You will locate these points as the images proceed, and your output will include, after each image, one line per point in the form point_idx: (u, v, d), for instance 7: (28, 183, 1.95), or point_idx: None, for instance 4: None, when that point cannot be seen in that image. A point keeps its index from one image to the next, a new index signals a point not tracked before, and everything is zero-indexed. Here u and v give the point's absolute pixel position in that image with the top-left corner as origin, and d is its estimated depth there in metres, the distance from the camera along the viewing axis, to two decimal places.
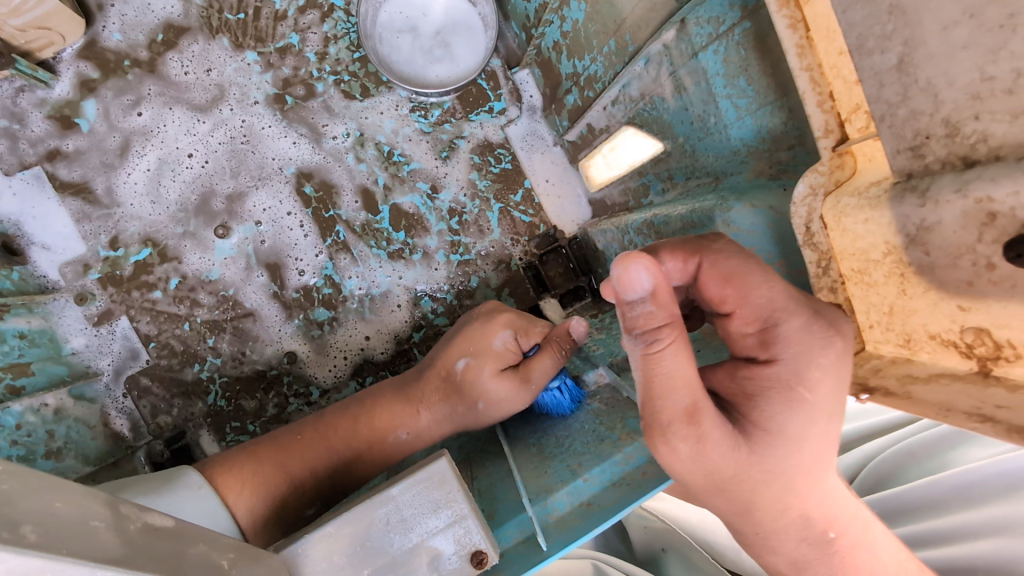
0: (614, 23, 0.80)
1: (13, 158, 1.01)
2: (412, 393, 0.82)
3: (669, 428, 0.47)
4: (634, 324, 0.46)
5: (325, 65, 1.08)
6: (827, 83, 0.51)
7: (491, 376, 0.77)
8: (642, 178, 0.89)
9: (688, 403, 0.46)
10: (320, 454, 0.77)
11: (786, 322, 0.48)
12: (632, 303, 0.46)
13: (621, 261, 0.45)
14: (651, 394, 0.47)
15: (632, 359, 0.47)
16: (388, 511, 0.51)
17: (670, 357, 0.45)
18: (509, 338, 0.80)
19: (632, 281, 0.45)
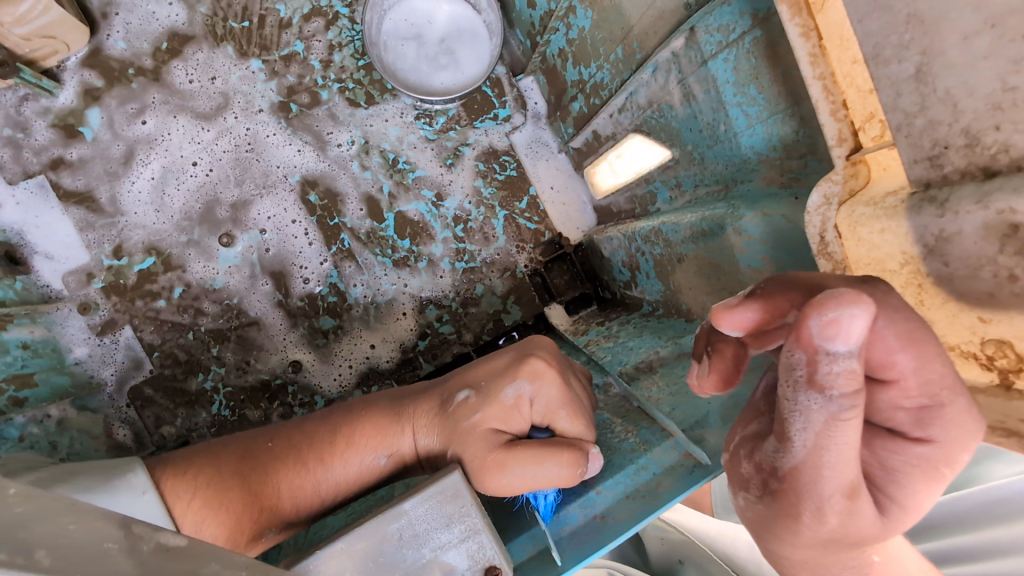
0: (621, 31, 0.80)
1: (17, 167, 1.01)
2: (404, 407, 0.67)
3: (825, 502, 0.41)
4: (826, 385, 0.37)
5: (329, 73, 1.08)
6: (840, 91, 0.51)
7: (484, 428, 0.60)
8: (649, 185, 0.89)
9: (853, 478, 0.40)
10: (284, 476, 0.64)
11: (953, 404, 0.38)
12: (833, 357, 0.36)
13: (847, 302, 0.35)
14: (810, 465, 0.40)
15: (799, 421, 0.39)
16: (400, 527, 0.51)
17: (848, 429, 0.38)
18: (526, 394, 0.61)
19: (846, 332, 0.35)
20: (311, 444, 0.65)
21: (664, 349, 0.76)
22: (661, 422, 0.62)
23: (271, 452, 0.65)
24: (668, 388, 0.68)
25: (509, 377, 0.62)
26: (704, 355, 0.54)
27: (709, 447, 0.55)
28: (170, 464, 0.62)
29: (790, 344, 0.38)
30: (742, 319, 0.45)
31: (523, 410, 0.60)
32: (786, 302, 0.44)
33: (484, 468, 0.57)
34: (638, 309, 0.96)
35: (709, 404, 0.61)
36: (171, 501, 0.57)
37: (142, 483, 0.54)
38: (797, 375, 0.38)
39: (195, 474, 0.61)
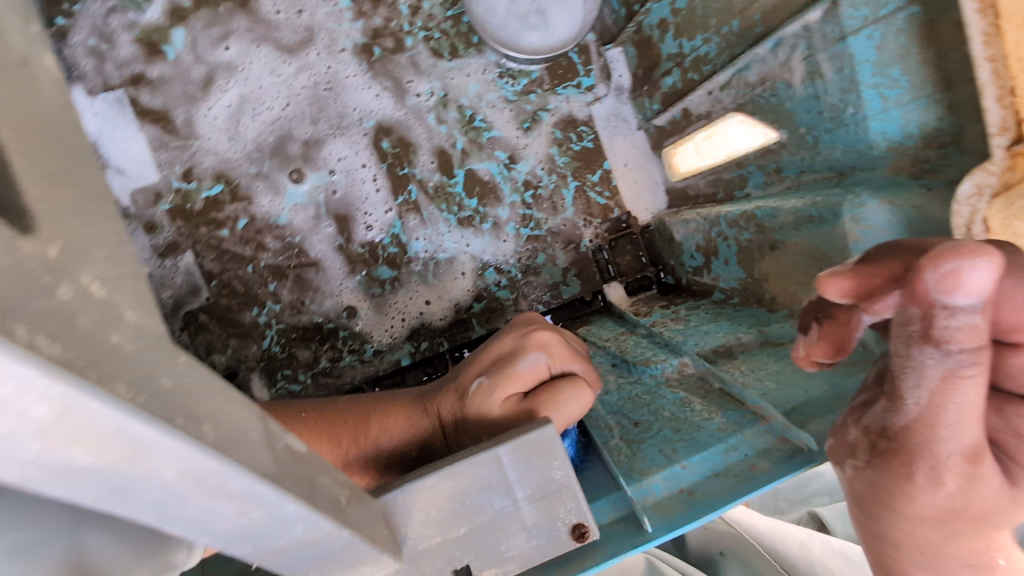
0: (743, 2, 0.76)
1: (98, 78, 1.00)
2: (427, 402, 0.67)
3: (941, 463, 0.38)
4: (943, 339, 0.35)
5: (417, 19, 1.06)
6: (1011, 76, 0.48)
7: (502, 398, 0.61)
8: (741, 169, 0.86)
9: (975, 440, 0.38)
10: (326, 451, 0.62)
11: None
12: (952, 311, 0.34)
13: (965, 254, 0.32)
14: (925, 423, 0.38)
15: (910, 377, 0.37)
16: (490, 472, 0.49)
17: (970, 386, 0.36)
18: (540, 358, 0.64)
19: (967, 286, 0.32)
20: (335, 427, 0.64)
21: (747, 336, 0.74)
22: (752, 404, 0.60)
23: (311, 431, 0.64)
24: (754, 373, 0.66)
25: (520, 351, 0.65)
26: (813, 323, 0.51)
27: (812, 432, 0.53)
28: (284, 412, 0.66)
29: (903, 299, 0.36)
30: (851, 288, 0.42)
31: (538, 370, 0.63)
32: (894, 263, 0.41)
33: (520, 425, 0.58)
34: (708, 297, 0.93)
35: (807, 393, 0.58)
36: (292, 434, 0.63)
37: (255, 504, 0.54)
38: (912, 330, 0.36)
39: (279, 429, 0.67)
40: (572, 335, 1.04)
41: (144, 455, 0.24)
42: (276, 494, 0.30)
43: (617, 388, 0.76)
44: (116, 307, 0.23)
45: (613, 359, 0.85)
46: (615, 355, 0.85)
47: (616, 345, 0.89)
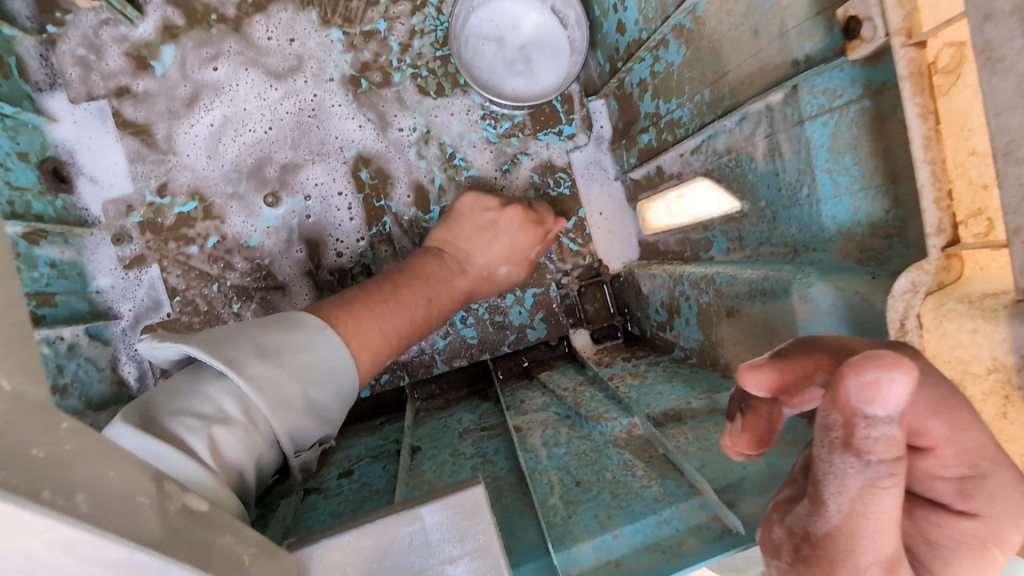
0: (714, 73, 0.78)
1: (83, 87, 1.01)
2: (450, 266, 0.93)
3: (861, 574, 0.37)
4: (864, 449, 0.35)
5: (406, 57, 1.08)
6: (947, 180, 0.49)
7: (502, 265, 0.98)
8: (706, 232, 0.87)
9: (893, 551, 0.37)
10: (393, 328, 0.76)
11: (995, 475, 0.38)
12: (872, 420, 0.34)
13: (884, 366, 0.33)
14: (846, 532, 0.37)
15: (832, 485, 0.37)
16: (412, 532, 0.48)
17: (886, 499, 0.36)
18: (507, 263, 0.98)
19: (887, 396, 0.33)
20: (399, 296, 0.80)
21: (697, 402, 0.74)
22: (689, 476, 0.60)
23: (401, 280, 0.84)
24: (697, 442, 0.66)
25: (518, 241, 0.97)
26: (738, 412, 0.51)
27: (742, 514, 0.53)
28: (346, 315, 0.71)
29: (824, 406, 0.36)
30: (766, 378, 0.43)
31: (529, 257, 1.00)
32: (810, 363, 0.42)
33: (518, 270, 1.00)
34: (668, 353, 0.94)
35: (743, 469, 0.59)
36: (347, 335, 0.68)
37: (313, 326, 0.66)
38: (835, 436, 0.36)
39: (366, 326, 0.72)
40: (532, 378, 1.05)
41: (2, 530, 0.24)
42: (160, 562, 0.29)
43: (566, 441, 0.76)
44: None
45: (565, 412, 0.85)
46: (569, 408, 0.85)
47: (572, 398, 0.88)
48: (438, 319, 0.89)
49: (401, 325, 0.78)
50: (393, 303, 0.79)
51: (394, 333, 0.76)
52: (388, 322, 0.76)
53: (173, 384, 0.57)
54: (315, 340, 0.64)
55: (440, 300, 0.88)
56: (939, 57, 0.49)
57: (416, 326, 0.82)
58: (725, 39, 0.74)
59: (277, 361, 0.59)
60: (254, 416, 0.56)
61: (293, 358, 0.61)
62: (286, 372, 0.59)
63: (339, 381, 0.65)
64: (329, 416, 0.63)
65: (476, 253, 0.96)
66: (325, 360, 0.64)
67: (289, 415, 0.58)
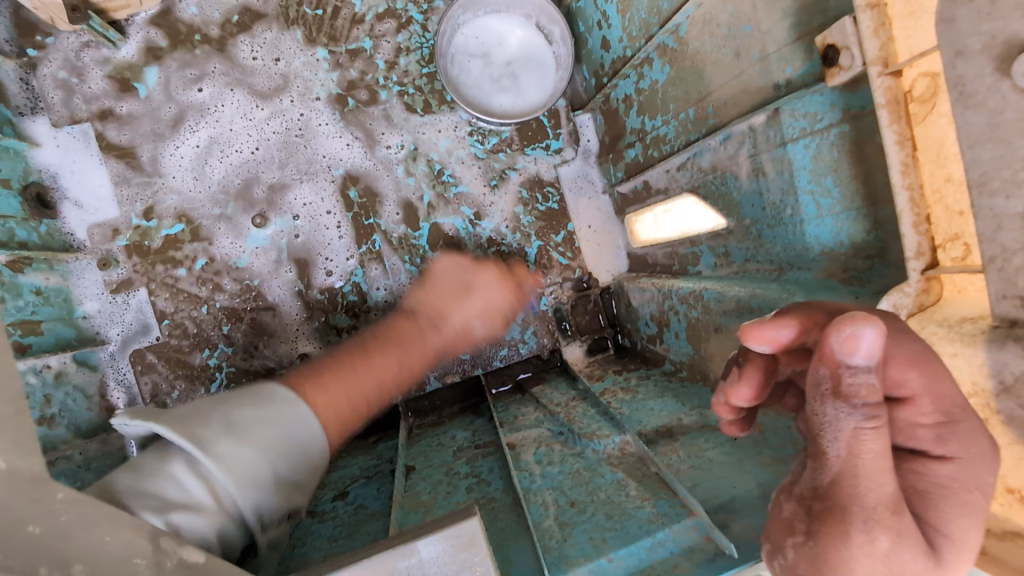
0: (698, 93, 0.79)
1: (65, 110, 1.00)
2: (427, 326, 0.87)
3: (870, 516, 0.37)
4: (850, 394, 0.36)
5: (392, 75, 1.08)
6: (926, 205, 0.51)
7: (475, 322, 0.92)
8: (694, 247, 0.88)
9: (895, 490, 0.37)
10: (370, 393, 0.74)
11: (966, 420, 0.39)
12: (854, 370, 0.36)
13: (859, 318, 0.35)
14: (846, 476, 0.37)
15: (828, 432, 0.37)
16: (410, 566, 0.48)
17: (877, 442, 0.36)
18: (481, 320, 0.93)
19: (865, 344, 0.35)
20: (372, 358, 0.77)
21: (688, 418, 0.75)
22: (682, 496, 0.61)
23: (369, 350, 0.78)
24: (688, 461, 0.67)
25: (485, 292, 0.93)
26: (734, 366, 0.52)
27: (734, 535, 0.54)
28: (313, 386, 0.69)
29: (812, 364, 0.38)
30: (781, 336, 0.44)
31: (501, 316, 0.95)
32: (809, 320, 0.43)
33: (496, 321, 0.95)
34: (659, 366, 0.95)
35: (734, 488, 0.60)
36: (318, 411, 0.66)
37: (286, 400, 0.65)
38: (824, 389, 0.37)
39: (335, 394, 0.70)
40: (524, 392, 1.05)
41: None
42: None
43: (560, 460, 0.77)
44: None
45: (558, 428, 0.86)
46: (562, 424, 0.86)
47: (565, 414, 0.89)
48: (398, 387, 0.79)
49: (373, 392, 0.74)
50: (372, 374, 0.75)
51: (364, 400, 0.72)
52: (357, 389, 0.72)
53: (138, 464, 0.55)
54: (289, 417, 0.63)
55: (411, 362, 0.81)
56: (915, 86, 0.50)
57: (393, 376, 0.77)
58: (707, 61, 0.75)
59: (245, 438, 0.57)
60: (219, 495, 0.54)
61: (260, 434, 0.59)
62: (252, 449, 0.57)
63: (308, 460, 0.63)
64: (299, 488, 0.61)
65: (450, 311, 0.90)
66: (291, 436, 0.62)
67: (256, 490, 0.56)
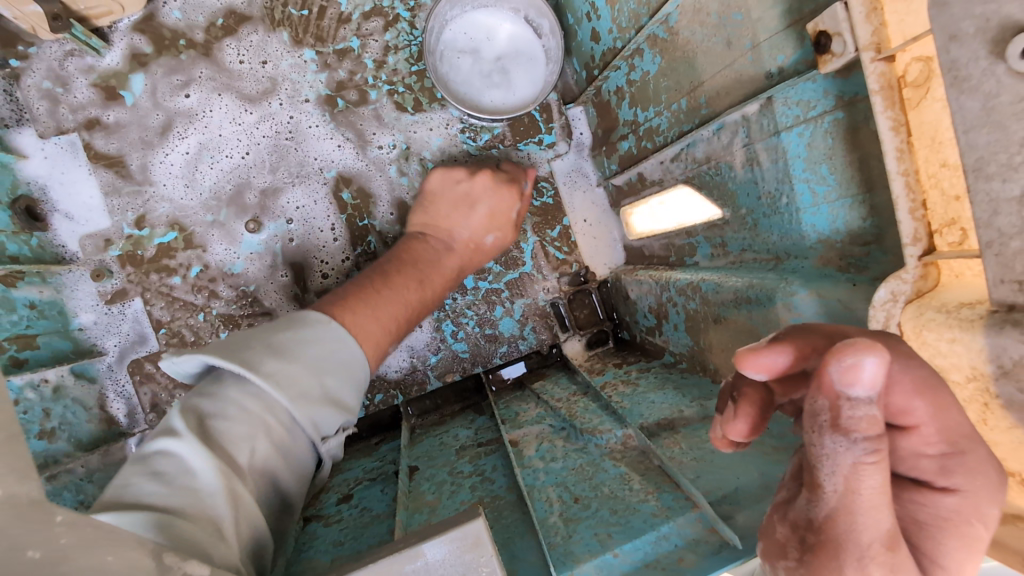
0: (690, 83, 0.78)
1: (51, 121, 0.99)
2: (427, 279, 0.91)
3: (865, 554, 0.37)
4: (849, 428, 0.36)
5: (381, 73, 1.07)
6: (921, 191, 0.50)
7: (482, 222, 0.99)
8: (690, 238, 0.88)
9: (890, 527, 0.37)
10: (401, 312, 0.83)
11: (973, 452, 0.39)
12: (854, 402, 0.36)
13: (861, 347, 0.35)
14: (843, 512, 0.37)
15: (825, 465, 0.37)
16: (416, 569, 0.48)
17: (876, 476, 0.36)
18: (489, 233, 1.00)
19: (868, 377, 0.35)
20: (390, 278, 0.85)
21: (689, 410, 0.75)
22: (686, 489, 0.61)
23: (392, 269, 0.88)
24: (691, 453, 0.67)
25: (499, 200, 0.99)
26: (729, 401, 0.51)
27: (739, 527, 0.54)
28: (336, 305, 0.74)
29: (810, 395, 0.38)
30: (775, 362, 0.44)
31: (512, 217, 1.01)
32: (807, 345, 0.43)
33: (506, 233, 1.02)
34: (659, 358, 0.95)
35: (738, 479, 0.60)
36: (351, 328, 0.71)
37: (322, 317, 0.69)
38: (822, 420, 0.37)
39: (364, 319, 0.75)
40: (525, 388, 1.05)
41: None
42: None
43: (563, 456, 0.77)
44: None
45: (560, 424, 0.86)
46: (564, 420, 0.86)
47: (566, 409, 0.89)
48: (428, 304, 0.91)
49: (387, 326, 0.79)
50: (395, 287, 0.84)
51: (393, 320, 0.80)
52: (382, 318, 0.78)
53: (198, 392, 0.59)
54: (322, 331, 0.68)
55: (432, 281, 0.92)
56: (908, 71, 0.50)
57: (419, 293, 0.88)
58: (698, 50, 0.74)
59: (292, 356, 0.63)
60: (278, 412, 0.60)
61: (305, 352, 0.64)
62: (302, 367, 0.62)
63: (351, 371, 0.68)
64: (347, 404, 0.66)
65: (458, 227, 0.98)
66: (336, 356, 0.67)
67: (309, 403, 0.61)
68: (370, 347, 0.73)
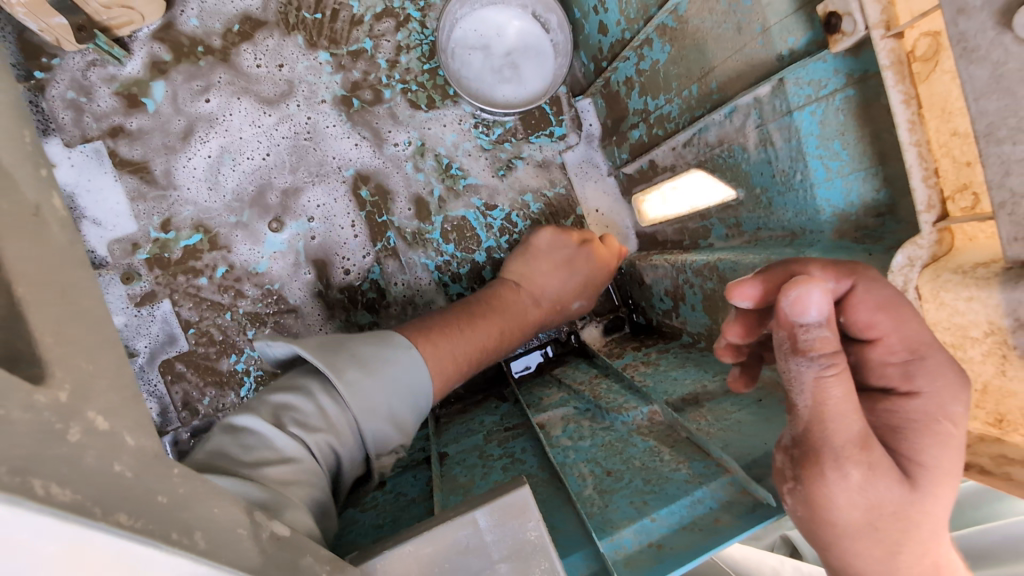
0: (701, 70, 0.81)
1: (76, 130, 1.02)
2: (485, 307, 0.93)
3: (839, 454, 0.44)
4: (806, 348, 0.45)
5: (394, 73, 1.09)
6: (933, 159, 0.53)
7: None
8: (704, 220, 0.90)
9: (860, 429, 0.45)
10: (461, 344, 0.82)
11: (933, 356, 0.46)
12: (807, 327, 0.44)
13: (801, 283, 0.44)
14: (817, 421, 0.45)
15: (796, 385, 0.46)
16: (468, 535, 0.51)
17: (839, 385, 0.44)
18: None
19: (810, 304, 0.44)
20: (453, 328, 0.84)
21: (712, 384, 0.78)
22: (715, 456, 0.64)
23: (447, 312, 0.89)
24: (717, 423, 0.69)
25: None
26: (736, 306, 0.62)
27: (770, 488, 0.57)
28: (422, 333, 0.79)
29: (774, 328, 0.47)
30: (748, 293, 0.55)
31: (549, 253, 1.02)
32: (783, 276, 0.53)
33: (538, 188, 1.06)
34: (677, 339, 0.98)
35: (766, 444, 0.62)
36: (427, 357, 0.75)
37: (406, 343, 0.74)
38: (786, 347, 0.46)
39: (441, 351, 0.78)
40: (547, 375, 1.08)
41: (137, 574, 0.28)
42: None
43: (590, 434, 0.79)
44: (118, 435, 0.28)
45: (585, 405, 0.88)
46: (588, 401, 0.88)
47: (590, 391, 0.91)
48: (476, 359, 0.86)
49: (453, 350, 0.80)
50: (467, 321, 0.87)
51: (466, 359, 0.82)
52: (450, 353, 0.79)
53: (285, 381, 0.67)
54: (400, 356, 0.72)
55: (495, 322, 0.92)
56: (917, 46, 0.52)
57: (474, 356, 0.85)
58: (708, 37, 0.77)
59: (372, 370, 0.68)
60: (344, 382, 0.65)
61: (382, 367, 0.69)
62: (376, 381, 0.67)
63: (416, 400, 0.71)
64: (408, 428, 0.70)
65: None
66: (406, 377, 0.70)
67: (374, 419, 0.65)
68: (436, 380, 0.75)
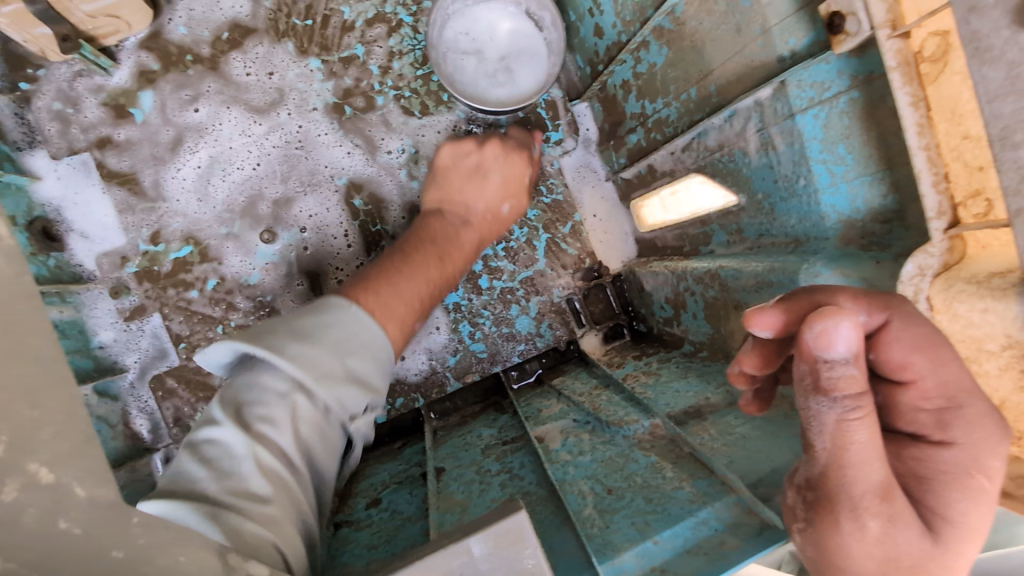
0: (699, 72, 0.79)
1: (62, 142, 1.00)
2: (446, 250, 0.92)
3: (859, 504, 0.43)
4: (830, 388, 0.42)
5: (387, 79, 1.07)
6: (944, 164, 0.51)
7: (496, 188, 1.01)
8: (704, 226, 0.88)
9: (882, 480, 0.43)
10: (416, 282, 0.83)
11: (970, 406, 0.44)
12: (831, 363, 0.42)
13: (828, 315, 0.41)
14: (835, 467, 0.43)
15: (814, 426, 0.44)
16: (462, 564, 0.49)
17: (861, 430, 0.42)
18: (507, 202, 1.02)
19: (837, 339, 0.41)
20: (410, 261, 0.85)
21: (715, 396, 0.75)
22: (720, 474, 0.61)
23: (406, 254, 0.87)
24: (721, 438, 0.67)
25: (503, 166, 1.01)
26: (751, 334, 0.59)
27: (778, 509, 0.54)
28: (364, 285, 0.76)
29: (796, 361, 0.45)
30: (770, 322, 0.50)
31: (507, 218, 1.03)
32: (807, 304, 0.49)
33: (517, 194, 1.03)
34: (679, 348, 0.95)
35: (773, 462, 0.60)
36: (370, 308, 0.73)
37: (345, 301, 0.71)
38: (807, 383, 0.43)
39: (387, 298, 0.76)
40: (546, 386, 1.06)
41: None
42: None
43: (590, 449, 0.77)
44: None
45: (584, 418, 0.86)
46: (588, 414, 0.86)
47: (590, 403, 0.89)
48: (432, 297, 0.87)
49: (405, 296, 0.80)
50: (420, 264, 0.86)
51: (416, 299, 0.82)
52: (403, 293, 0.79)
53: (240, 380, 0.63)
54: (340, 315, 0.69)
55: (451, 256, 0.93)
56: (925, 46, 0.50)
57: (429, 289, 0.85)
58: (707, 39, 0.75)
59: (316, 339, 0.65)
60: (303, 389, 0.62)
61: (328, 334, 0.66)
62: (324, 348, 0.64)
63: (373, 351, 0.69)
64: (372, 384, 0.68)
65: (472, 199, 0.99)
66: (360, 338, 0.68)
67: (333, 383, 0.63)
68: (388, 327, 0.74)
